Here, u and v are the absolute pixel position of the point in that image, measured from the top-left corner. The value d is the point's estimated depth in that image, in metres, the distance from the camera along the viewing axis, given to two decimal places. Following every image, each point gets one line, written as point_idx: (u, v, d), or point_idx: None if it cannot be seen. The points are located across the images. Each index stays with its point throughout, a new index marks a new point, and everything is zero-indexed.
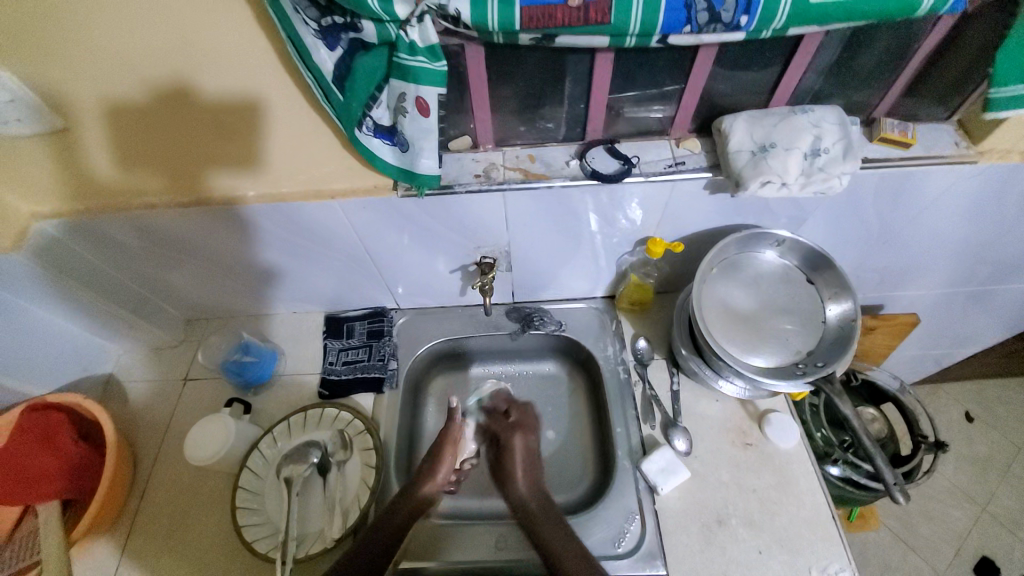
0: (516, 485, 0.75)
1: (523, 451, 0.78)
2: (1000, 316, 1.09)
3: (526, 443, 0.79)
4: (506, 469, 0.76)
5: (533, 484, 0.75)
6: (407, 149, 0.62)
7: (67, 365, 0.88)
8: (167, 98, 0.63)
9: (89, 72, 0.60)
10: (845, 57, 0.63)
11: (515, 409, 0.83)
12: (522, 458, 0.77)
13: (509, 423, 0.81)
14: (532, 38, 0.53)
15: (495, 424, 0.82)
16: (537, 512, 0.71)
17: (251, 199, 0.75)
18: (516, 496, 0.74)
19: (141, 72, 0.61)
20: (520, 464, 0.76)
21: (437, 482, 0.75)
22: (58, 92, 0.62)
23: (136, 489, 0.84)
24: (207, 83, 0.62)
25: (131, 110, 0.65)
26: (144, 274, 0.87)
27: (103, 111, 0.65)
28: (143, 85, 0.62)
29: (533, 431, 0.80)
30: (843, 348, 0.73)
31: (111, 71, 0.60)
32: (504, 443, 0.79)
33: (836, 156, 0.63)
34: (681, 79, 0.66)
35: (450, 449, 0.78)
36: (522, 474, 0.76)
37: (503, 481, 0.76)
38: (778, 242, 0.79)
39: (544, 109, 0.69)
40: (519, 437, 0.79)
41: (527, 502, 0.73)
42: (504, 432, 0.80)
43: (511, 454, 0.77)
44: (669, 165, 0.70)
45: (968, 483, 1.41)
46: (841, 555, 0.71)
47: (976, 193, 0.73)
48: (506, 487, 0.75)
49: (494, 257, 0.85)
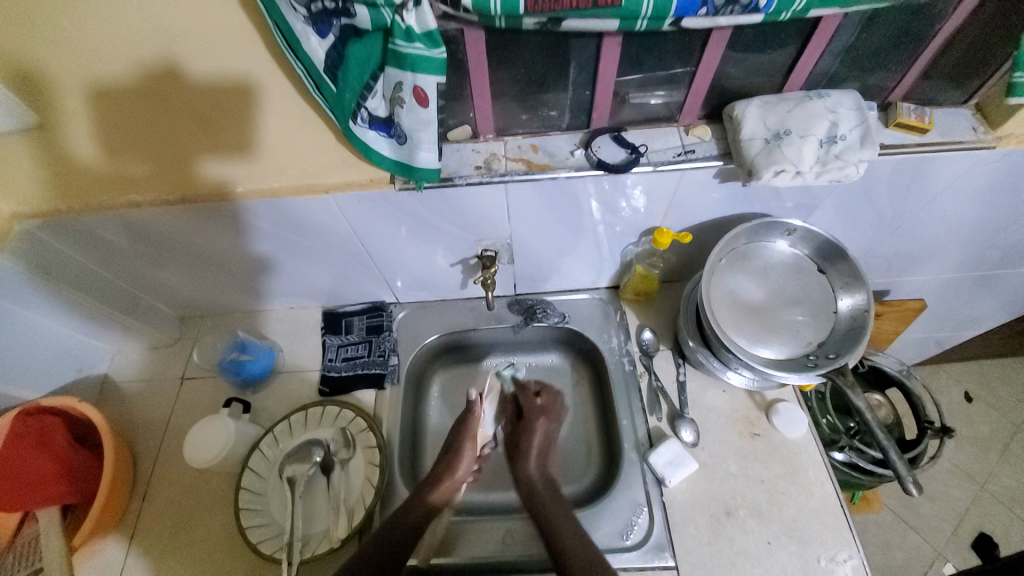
0: (527, 464, 0.76)
1: (542, 435, 0.79)
2: (1005, 299, 1.08)
3: (547, 429, 0.80)
4: (521, 447, 0.78)
5: (544, 470, 0.76)
6: (404, 142, 0.59)
7: (59, 368, 0.86)
8: (144, 93, 0.60)
9: (60, 66, 0.57)
10: (863, 38, 0.60)
11: (545, 394, 0.84)
12: (538, 444, 0.79)
13: (536, 403, 0.83)
14: (536, 22, 0.50)
15: (523, 400, 0.84)
16: (541, 491, 0.73)
17: (241, 195, 0.72)
18: (525, 475, 0.75)
19: (114, 65, 0.57)
20: (536, 447, 0.78)
21: (455, 478, 0.75)
22: (27, 88, 0.58)
23: (137, 490, 0.82)
24: (185, 77, 0.59)
25: (110, 105, 0.61)
26: (135, 272, 0.84)
27: (81, 108, 0.61)
28: (118, 79, 0.59)
29: (556, 419, 0.81)
30: (855, 339, 0.72)
31: (83, 65, 0.57)
32: (525, 424, 0.81)
33: (853, 143, 0.61)
34: (691, 63, 0.63)
35: (467, 442, 0.78)
36: (538, 457, 0.77)
37: (515, 459, 0.78)
38: (789, 231, 0.77)
39: (547, 96, 0.66)
40: (541, 421, 0.80)
41: (533, 483, 0.74)
42: (528, 412, 0.82)
43: (531, 434, 0.79)
44: (678, 154, 0.68)
45: (966, 462, 1.43)
46: (850, 544, 0.71)
47: (992, 179, 0.71)
48: (516, 466, 0.77)
49: (496, 249, 0.83)
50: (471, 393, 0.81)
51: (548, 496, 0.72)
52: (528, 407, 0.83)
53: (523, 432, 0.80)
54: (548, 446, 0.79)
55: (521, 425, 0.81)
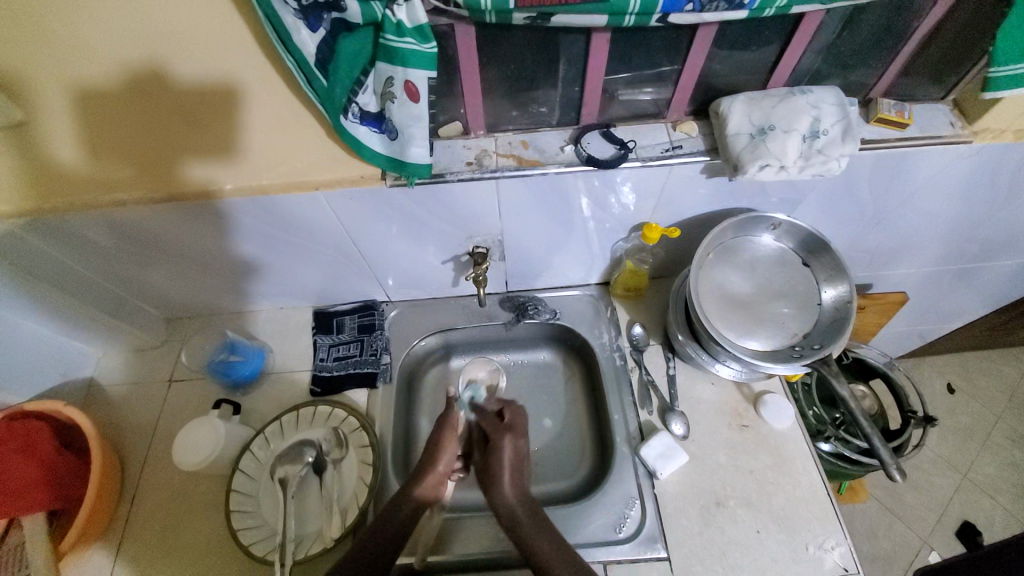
0: (503, 492, 0.66)
1: (512, 452, 0.70)
2: (984, 292, 1.11)
3: (515, 447, 0.70)
4: (490, 474, 0.68)
5: (521, 490, 0.67)
6: (396, 137, 0.59)
7: (43, 372, 0.84)
8: (129, 85, 0.59)
9: (42, 58, 0.56)
10: (844, 36, 0.62)
11: (508, 411, 0.75)
12: (510, 460, 0.69)
13: (501, 424, 0.73)
14: (526, 17, 0.51)
15: (485, 423, 0.73)
16: (524, 518, 0.64)
17: (228, 191, 0.71)
18: (501, 501, 0.66)
19: (98, 57, 0.56)
20: (507, 467, 0.68)
21: (438, 473, 0.71)
22: (10, 79, 0.58)
23: (125, 494, 0.81)
24: (172, 70, 0.58)
25: (96, 100, 0.61)
26: (120, 273, 0.83)
27: (65, 103, 0.60)
28: (102, 70, 0.58)
29: (523, 434, 0.71)
30: (839, 330, 0.73)
31: (67, 57, 0.56)
32: (491, 447, 0.70)
33: (835, 138, 0.62)
34: (678, 59, 0.64)
35: (449, 436, 0.73)
36: (510, 475, 0.68)
37: (489, 486, 0.68)
38: (775, 225, 0.79)
39: (537, 92, 0.67)
40: (508, 439, 0.70)
41: (514, 510, 0.65)
42: (494, 434, 0.72)
43: (498, 456, 0.69)
44: (666, 149, 0.69)
45: (949, 452, 1.46)
46: (837, 532, 0.72)
47: (969, 173, 0.73)
48: (491, 492, 0.67)
49: (488, 246, 0.83)
50: (450, 386, 0.77)
51: (529, 521, 0.64)
52: (492, 430, 0.72)
53: (488, 457, 0.70)
54: (520, 464, 0.69)
55: (487, 446, 0.71)
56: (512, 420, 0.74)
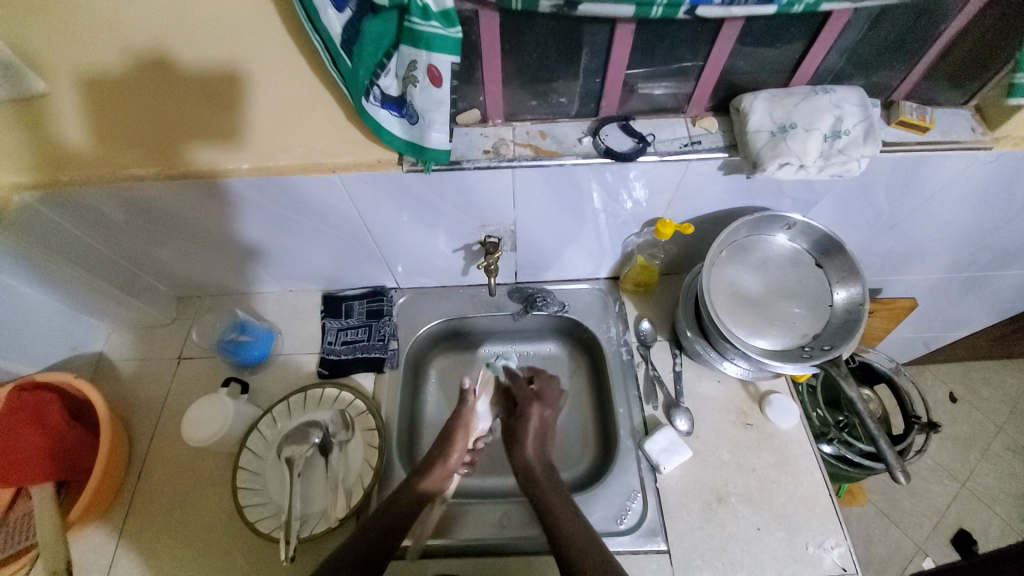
0: (525, 452, 0.76)
1: (537, 420, 0.80)
2: (993, 302, 1.11)
3: (541, 414, 0.80)
4: (518, 434, 0.78)
5: (541, 453, 0.77)
6: (416, 121, 0.59)
7: (54, 344, 0.85)
8: (143, 63, 0.59)
9: (59, 36, 0.56)
10: (870, 36, 0.62)
11: (538, 379, 0.85)
12: (536, 428, 0.79)
13: (531, 392, 0.83)
14: (552, 5, 0.50)
15: (517, 389, 0.84)
16: (541, 479, 0.73)
17: (243, 172, 0.71)
18: (522, 461, 0.75)
19: (115, 35, 0.56)
20: (532, 432, 0.78)
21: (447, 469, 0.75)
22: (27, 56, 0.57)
23: (133, 467, 0.82)
24: (186, 49, 0.58)
25: (110, 71, 0.60)
26: (133, 249, 0.83)
27: (76, 72, 0.60)
28: (119, 48, 0.58)
29: (550, 404, 0.81)
30: (849, 332, 0.73)
31: (83, 35, 0.56)
32: (521, 412, 0.80)
33: (856, 139, 0.62)
34: (701, 54, 0.64)
35: (461, 433, 0.79)
36: (535, 440, 0.78)
37: (513, 444, 0.78)
38: (789, 225, 0.78)
39: (557, 83, 0.67)
40: (535, 407, 0.80)
41: (533, 470, 0.74)
42: (523, 400, 0.82)
43: (526, 422, 0.79)
44: (684, 144, 0.68)
45: (948, 461, 1.46)
46: (837, 532, 0.73)
47: (987, 180, 0.73)
48: (514, 452, 0.77)
49: (500, 236, 0.83)
50: (465, 382, 0.81)
51: (546, 480, 0.72)
52: (523, 395, 0.83)
53: (517, 421, 0.80)
54: (545, 432, 0.79)
55: (517, 413, 0.81)
56: (540, 388, 0.84)
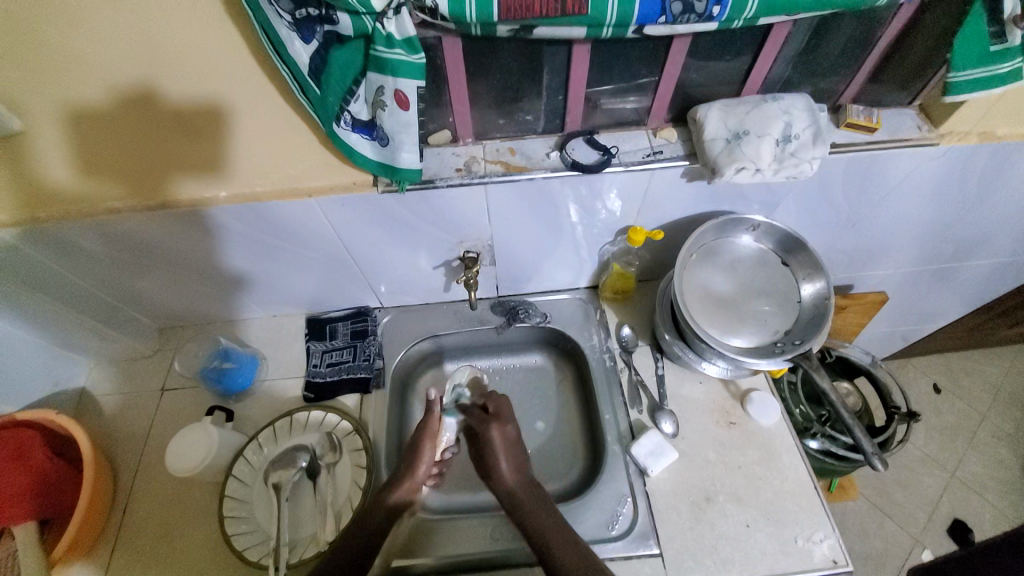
0: (502, 477, 0.76)
1: (501, 440, 0.79)
2: (962, 292, 1.15)
3: (502, 434, 0.79)
4: (487, 464, 0.77)
5: (519, 473, 0.76)
6: (387, 143, 0.61)
7: (36, 380, 0.84)
8: (130, 100, 0.61)
9: (50, 78, 0.58)
10: (812, 45, 0.66)
11: (492, 403, 0.84)
12: (502, 450, 0.78)
13: (487, 415, 0.82)
14: (509, 30, 0.53)
15: (472, 419, 0.82)
16: (523, 498, 0.73)
17: (221, 201, 0.72)
18: (501, 486, 0.75)
19: (106, 76, 0.59)
20: (500, 452, 0.78)
21: (412, 483, 0.75)
22: (17, 97, 0.59)
23: (117, 502, 0.81)
24: (174, 88, 0.61)
25: (98, 107, 0.62)
26: (115, 282, 0.84)
27: (63, 111, 0.62)
28: (107, 88, 0.60)
29: (508, 421, 0.81)
30: (818, 326, 0.76)
31: (75, 77, 0.58)
32: (480, 437, 0.80)
33: (806, 142, 0.65)
34: (656, 71, 0.67)
35: (427, 443, 0.79)
36: (505, 461, 0.77)
37: (487, 472, 0.77)
38: (754, 227, 0.82)
39: (523, 102, 0.70)
40: (495, 429, 0.79)
41: (515, 493, 0.74)
42: (480, 426, 0.81)
43: (489, 447, 0.78)
44: (647, 154, 0.72)
45: (937, 451, 1.48)
46: (825, 524, 0.74)
47: (938, 174, 0.77)
48: (491, 479, 0.77)
49: (478, 251, 0.85)
50: (431, 392, 0.82)
51: (529, 499, 0.73)
52: (480, 421, 0.82)
53: (482, 448, 0.79)
54: (513, 450, 0.79)
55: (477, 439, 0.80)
56: (496, 410, 0.83)
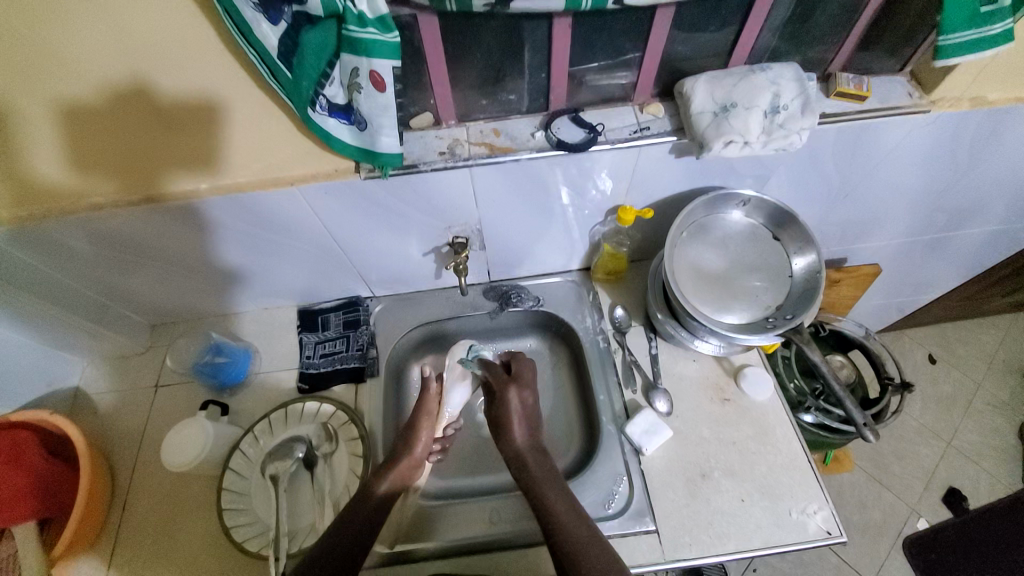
0: (513, 439, 0.77)
1: (519, 405, 0.79)
2: (955, 261, 1.15)
3: (520, 396, 0.80)
4: (501, 424, 0.78)
5: (531, 440, 0.77)
6: (365, 128, 0.60)
7: (29, 381, 0.84)
8: (125, 100, 0.60)
9: (26, 72, 0.56)
10: (799, 12, 0.64)
11: (514, 364, 0.84)
12: (518, 413, 0.79)
13: (507, 377, 0.82)
14: (485, 4, 0.52)
15: (493, 377, 0.83)
16: (529, 463, 0.74)
17: (206, 193, 0.71)
18: (512, 448, 0.76)
19: (93, 74, 0.58)
20: (515, 415, 0.78)
21: (413, 459, 0.77)
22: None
23: (116, 499, 0.81)
24: (164, 81, 0.59)
25: (89, 103, 0.60)
26: (101, 280, 0.82)
27: (46, 105, 0.60)
28: (99, 87, 0.59)
29: (527, 386, 0.81)
30: (810, 300, 0.76)
31: (53, 71, 0.57)
32: (499, 398, 0.80)
33: (795, 112, 0.64)
34: (640, 44, 0.66)
35: (425, 421, 0.81)
36: (519, 423, 0.78)
37: (500, 433, 0.78)
38: (744, 202, 0.81)
39: (505, 81, 0.68)
40: (513, 392, 0.80)
41: (523, 456, 0.75)
42: (499, 387, 0.81)
43: (506, 408, 0.78)
44: (634, 131, 0.70)
45: (933, 421, 1.50)
46: (819, 496, 0.74)
47: (929, 143, 0.76)
48: (503, 441, 0.77)
49: (467, 236, 0.84)
50: (425, 371, 0.84)
51: (536, 465, 0.73)
52: (500, 381, 0.82)
53: (498, 410, 0.79)
54: (527, 414, 0.79)
55: (495, 400, 0.81)
56: (516, 372, 0.83)
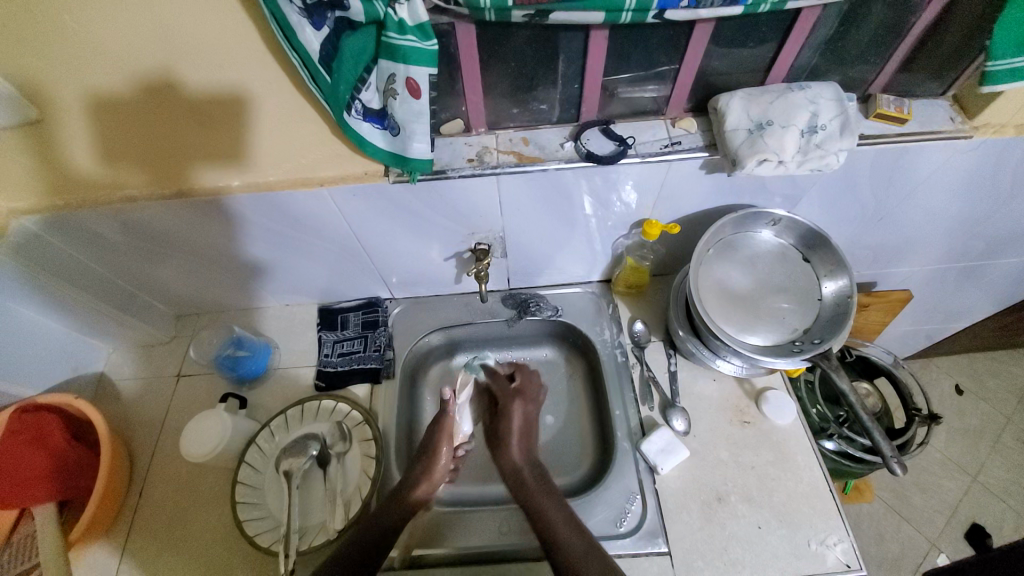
0: (511, 455, 0.76)
1: (520, 418, 0.80)
2: (990, 291, 1.11)
3: (525, 410, 0.81)
4: (501, 436, 0.78)
5: (527, 454, 0.77)
6: (398, 133, 0.61)
7: (57, 365, 0.86)
8: (153, 92, 0.61)
9: (70, 66, 0.58)
10: (841, 32, 0.63)
11: (519, 374, 0.86)
12: (519, 428, 0.79)
13: (510, 389, 0.84)
14: (525, 15, 0.52)
15: (497, 387, 0.84)
16: (530, 482, 0.72)
17: (236, 190, 0.72)
18: (510, 464, 0.75)
19: (126, 67, 0.58)
20: (516, 431, 0.78)
21: (431, 480, 0.74)
22: (39, 85, 0.59)
23: (134, 485, 0.83)
24: (190, 76, 0.60)
25: (118, 95, 0.61)
26: (130, 269, 0.84)
27: (84, 98, 0.61)
28: (127, 79, 0.60)
29: (533, 400, 0.83)
30: (840, 325, 0.74)
31: (94, 65, 0.58)
32: (502, 412, 0.81)
33: (833, 133, 0.63)
34: (676, 59, 0.65)
35: (444, 442, 0.78)
36: (520, 439, 0.78)
37: (498, 448, 0.78)
38: (774, 221, 0.79)
39: (538, 91, 0.68)
40: (518, 404, 0.81)
41: (521, 472, 0.74)
42: (504, 398, 0.82)
43: (509, 421, 0.79)
44: (665, 145, 0.69)
45: (958, 454, 1.45)
46: (840, 528, 0.72)
47: (970, 169, 0.73)
48: (499, 454, 0.77)
49: (490, 243, 0.84)
50: (444, 390, 0.81)
51: (534, 480, 0.73)
52: (504, 394, 0.83)
53: (501, 421, 0.80)
54: (529, 428, 0.80)
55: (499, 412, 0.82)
56: (521, 385, 0.85)
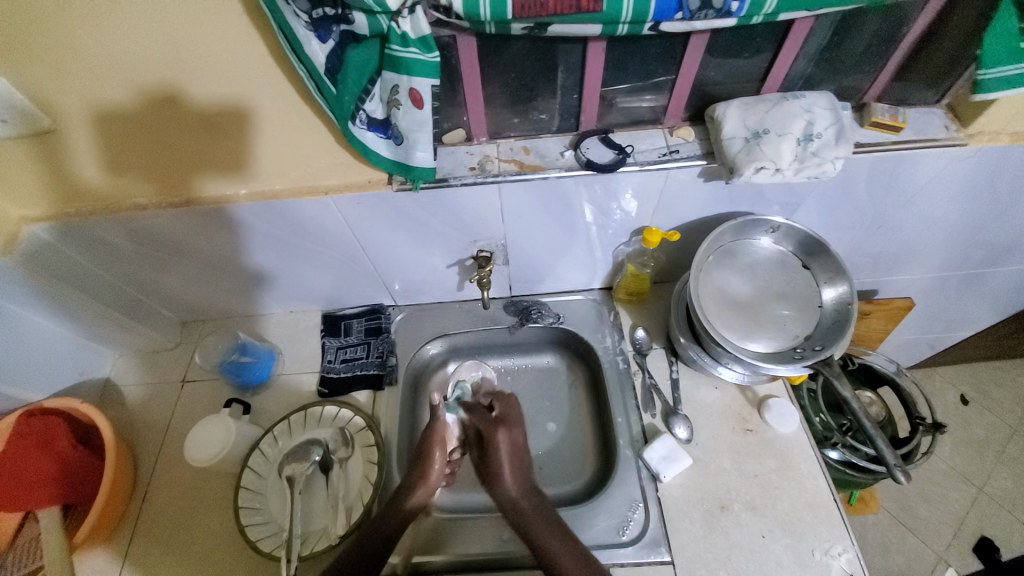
0: (505, 486, 0.73)
1: (508, 445, 0.75)
2: (992, 299, 1.11)
3: (510, 438, 0.76)
4: (491, 468, 0.74)
5: (521, 483, 0.73)
6: (401, 142, 0.62)
7: (64, 371, 0.87)
8: (162, 104, 0.63)
9: (83, 80, 0.60)
10: (834, 43, 0.64)
11: (500, 404, 0.80)
12: (507, 454, 0.75)
13: (493, 417, 0.79)
14: (524, 27, 0.54)
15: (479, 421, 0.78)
16: (528, 509, 0.70)
17: (242, 199, 0.74)
18: (506, 497, 0.72)
19: (137, 80, 0.60)
20: (505, 459, 0.74)
21: (428, 484, 0.74)
22: (52, 98, 0.61)
23: (138, 490, 0.83)
24: (197, 87, 0.62)
25: (129, 107, 0.63)
26: (137, 276, 0.86)
27: (96, 110, 0.63)
28: (138, 91, 0.62)
29: (517, 426, 0.77)
30: (841, 331, 0.74)
31: (106, 78, 0.60)
32: (488, 443, 0.76)
33: (829, 141, 0.64)
34: (673, 70, 0.67)
35: (437, 450, 0.76)
36: (509, 470, 0.74)
37: (490, 480, 0.74)
38: (773, 228, 0.80)
39: (537, 101, 0.69)
40: (502, 434, 0.76)
41: (517, 502, 0.71)
42: (486, 431, 0.77)
43: (496, 454, 0.74)
44: (664, 154, 0.71)
45: (964, 465, 1.43)
46: (844, 537, 0.72)
47: (966, 177, 0.74)
48: (492, 486, 0.74)
49: (491, 250, 0.85)
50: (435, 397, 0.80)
51: (531, 509, 0.70)
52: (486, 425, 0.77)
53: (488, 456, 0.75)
54: (517, 454, 0.75)
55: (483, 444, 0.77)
56: (503, 412, 0.79)
